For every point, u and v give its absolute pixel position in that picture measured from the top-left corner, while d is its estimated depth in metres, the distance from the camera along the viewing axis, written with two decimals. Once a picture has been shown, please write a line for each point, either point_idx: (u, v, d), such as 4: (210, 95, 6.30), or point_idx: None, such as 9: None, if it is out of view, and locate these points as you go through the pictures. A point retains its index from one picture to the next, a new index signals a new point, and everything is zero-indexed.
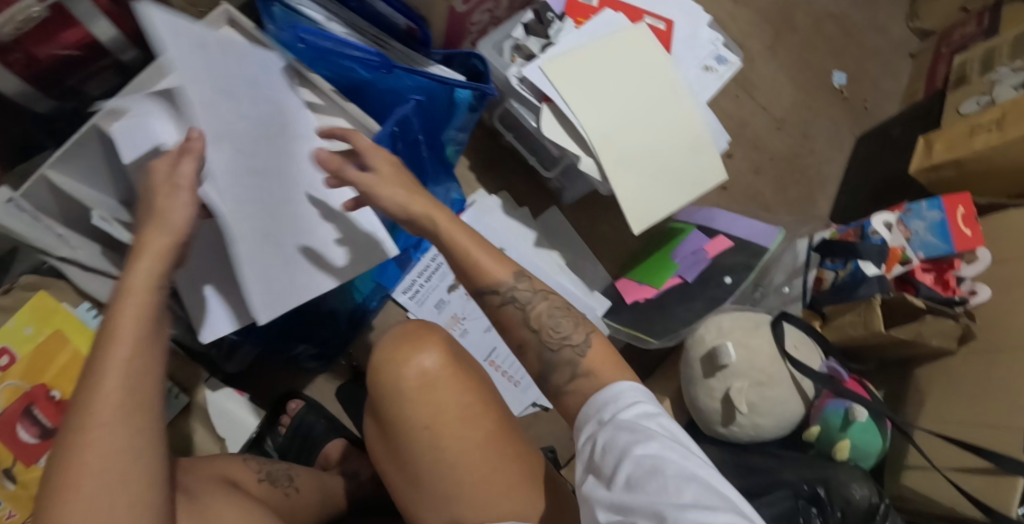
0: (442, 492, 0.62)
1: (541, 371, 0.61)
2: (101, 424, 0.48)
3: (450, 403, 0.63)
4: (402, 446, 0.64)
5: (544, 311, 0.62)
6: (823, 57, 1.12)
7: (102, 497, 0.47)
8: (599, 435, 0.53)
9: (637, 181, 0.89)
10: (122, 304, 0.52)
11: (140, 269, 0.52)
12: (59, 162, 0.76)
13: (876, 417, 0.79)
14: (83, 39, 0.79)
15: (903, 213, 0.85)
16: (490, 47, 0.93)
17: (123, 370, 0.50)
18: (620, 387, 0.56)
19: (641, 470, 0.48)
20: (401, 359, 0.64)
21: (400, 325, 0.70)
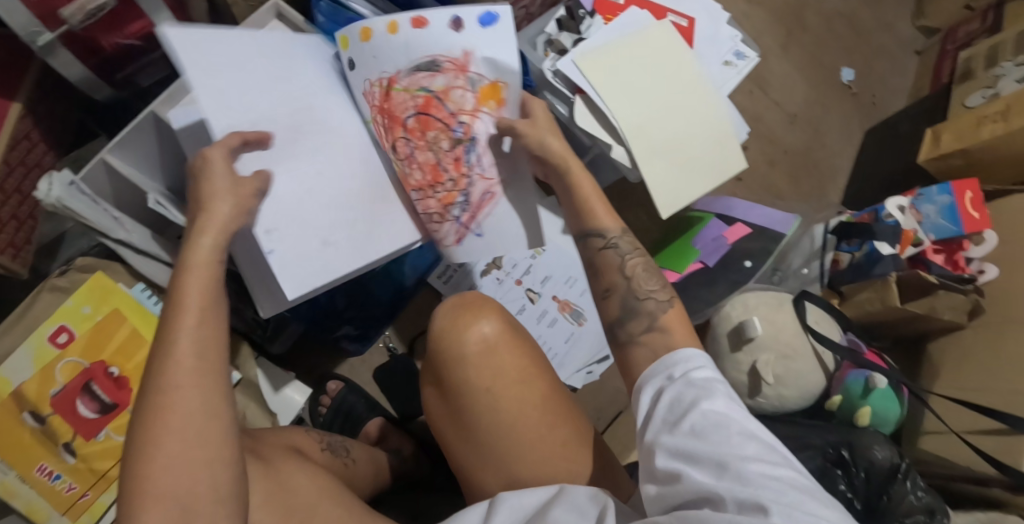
0: (501, 454, 0.64)
1: (620, 315, 0.66)
2: (176, 385, 0.51)
3: (510, 366, 0.64)
4: (460, 409, 0.65)
5: (639, 264, 0.68)
6: (833, 55, 1.19)
7: (179, 453, 0.49)
8: (668, 391, 0.58)
9: (665, 170, 0.95)
10: (184, 279, 0.56)
11: (200, 247, 0.58)
12: (117, 148, 0.80)
13: (893, 384, 0.85)
14: (145, 29, 0.81)
15: (915, 197, 0.91)
16: (525, 42, 0.98)
17: (192, 336, 0.54)
18: (688, 352, 0.60)
19: (708, 423, 0.54)
20: (460, 325, 0.65)
21: (455, 294, 0.70)
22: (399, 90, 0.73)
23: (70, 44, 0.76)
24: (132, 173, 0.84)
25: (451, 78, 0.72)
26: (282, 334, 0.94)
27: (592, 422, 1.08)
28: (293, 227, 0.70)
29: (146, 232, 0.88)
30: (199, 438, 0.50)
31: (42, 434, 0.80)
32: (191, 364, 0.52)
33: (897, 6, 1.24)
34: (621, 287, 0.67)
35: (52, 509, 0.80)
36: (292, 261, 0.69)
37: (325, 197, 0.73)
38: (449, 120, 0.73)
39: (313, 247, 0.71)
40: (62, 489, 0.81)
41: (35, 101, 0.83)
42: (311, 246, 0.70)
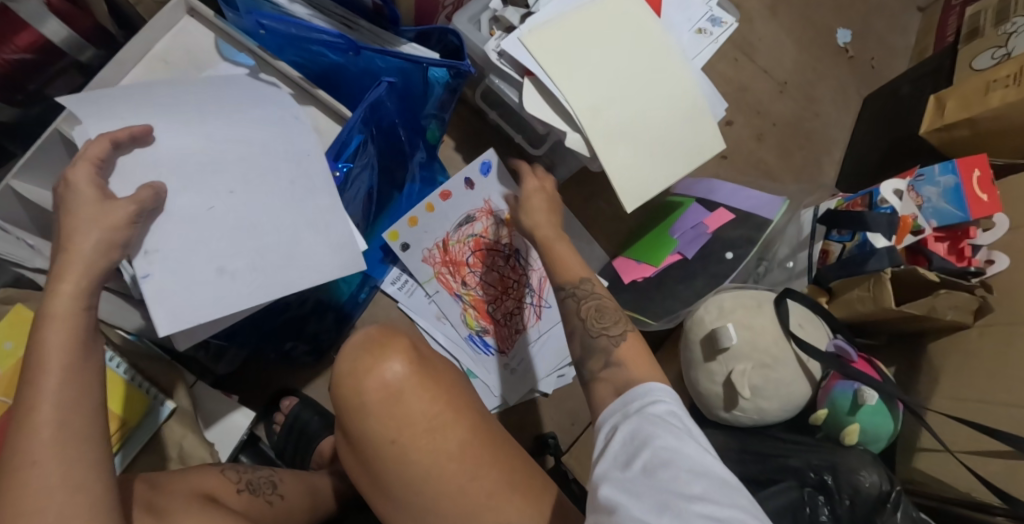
0: (418, 509, 0.58)
1: (582, 355, 0.65)
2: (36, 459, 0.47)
3: (418, 415, 0.58)
4: (370, 461, 0.59)
5: (593, 307, 0.67)
6: (827, 13, 1.05)
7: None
8: (624, 425, 0.55)
9: (629, 155, 0.84)
10: (45, 331, 0.51)
11: (62, 292, 0.52)
12: (22, 171, 0.75)
13: (887, 398, 0.75)
14: (37, 42, 0.75)
15: (914, 178, 0.80)
16: (467, 20, 0.87)
17: (56, 398, 0.49)
18: (651, 386, 0.58)
19: (657, 460, 0.51)
20: (361, 369, 0.59)
21: (363, 329, 0.64)
22: (453, 244, 0.95)
23: None
24: (44, 197, 0.79)
25: (484, 221, 0.95)
26: (225, 356, 0.87)
27: (565, 425, 1.02)
28: (177, 252, 0.61)
29: None
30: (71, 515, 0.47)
31: None
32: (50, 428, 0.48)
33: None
34: (578, 329, 0.67)
35: None
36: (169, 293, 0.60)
37: (236, 222, 0.65)
38: (497, 245, 0.97)
39: (206, 276, 0.62)
40: None
41: None
42: (203, 276, 0.62)
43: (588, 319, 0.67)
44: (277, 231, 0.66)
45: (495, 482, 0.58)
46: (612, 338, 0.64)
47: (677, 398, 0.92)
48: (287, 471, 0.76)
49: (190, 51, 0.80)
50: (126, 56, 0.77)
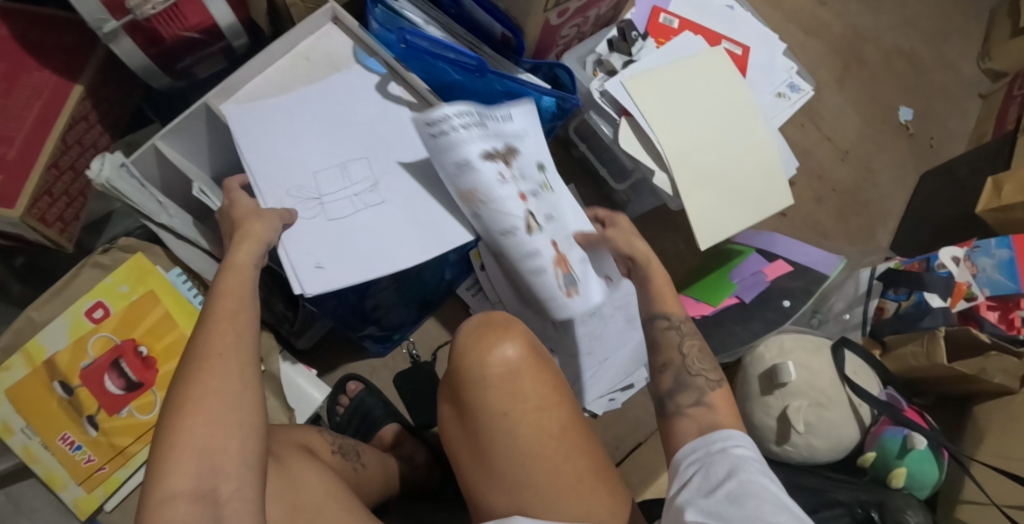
0: (513, 481, 0.64)
1: (672, 386, 0.65)
2: (217, 357, 0.57)
3: (528, 394, 0.65)
4: (476, 428, 0.66)
5: (695, 347, 0.68)
6: (892, 93, 1.15)
7: (212, 420, 0.54)
8: (703, 460, 0.56)
9: (709, 200, 0.92)
10: (224, 279, 0.64)
11: (243, 251, 0.67)
12: (168, 136, 0.84)
13: (932, 446, 0.80)
14: (205, 24, 0.84)
15: (970, 249, 0.87)
16: (574, 60, 0.99)
17: (230, 320, 0.60)
18: (732, 429, 0.59)
19: (742, 489, 0.51)
20: (482, 345, 0.67)
21: (482, 315, 0.73)
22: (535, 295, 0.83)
23: (133, 33, 0.79)
24: (181, 161, 0.87)
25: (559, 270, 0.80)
26: (311, 329, 0.96)
27: (610, 449, 1.06)
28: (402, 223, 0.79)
29: (189, 219, 0.90)
30: (233, 406, 0.55)
31: (67, 405, 0.82)
32: (229, 343, 0.58)
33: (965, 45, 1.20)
34: (676, 362, 0.66)
35: (69, 479, 0.81)
36: (329, 259, 0.75)
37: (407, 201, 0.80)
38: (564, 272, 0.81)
39: (423, 229, 0.79)
40: (82, 460, 0.82)
41: (96, 86, 0.86)
42: (412, 231, 0.79)
43: (689, 357, 0.67)
44: (425, 213, 0.80)
45: (583, 466, 0.64)
46: (709, 379, 0.65)
47: None
48: (367, 447, 0.83)
49: (332, 51, 0.88)
50: (276, 49, 0.85)
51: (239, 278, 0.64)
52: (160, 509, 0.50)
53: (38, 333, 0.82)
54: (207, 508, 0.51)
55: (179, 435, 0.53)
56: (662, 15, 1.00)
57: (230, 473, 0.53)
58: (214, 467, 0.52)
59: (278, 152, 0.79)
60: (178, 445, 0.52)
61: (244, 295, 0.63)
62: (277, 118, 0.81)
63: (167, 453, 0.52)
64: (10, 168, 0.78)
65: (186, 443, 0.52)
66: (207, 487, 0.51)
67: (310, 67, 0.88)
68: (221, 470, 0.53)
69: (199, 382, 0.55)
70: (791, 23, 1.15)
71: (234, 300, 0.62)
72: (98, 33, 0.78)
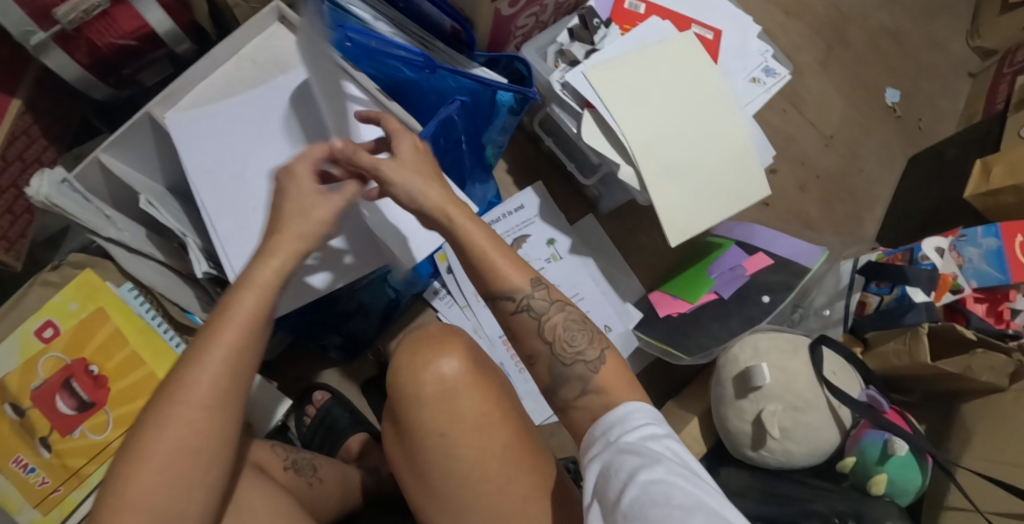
0: (456, 506, 0.60)
1: (548, 381, 0.60)
2: (192, 413, 0.52)
3: (467, 412, 0.61)
4: (415, 448, 0.62)
5: (559, 324, 0.61)
6: (877, 73, 1.09)
7: (170, 484, 0.51)
8: (606, 460, 0.51)
9: (679, 193, 0.88)
10: (241, 296, 0.56)
11: (267, 265, 0.58)
12: (111, 147, 0.82)
13: (916, 451, 0.76)
14: (142, 30, 0.80)
15: (956, 238, 0.82)
16: (535, 51, 0.94)
17: (221, 362, 0.54)
18: (630, 411, 0.54)
19: (642, 494, 0.46)
20: (419, 363, 0.63)
21: (422, 327, 0.68)
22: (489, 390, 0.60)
23: (64, 44, 0.76)
24: (127, 172, 0.85)
25: None
26: (271, 342, 0.93)
27: None
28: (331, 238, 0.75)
29: (138, 231, 0.88)
30: (196, 467, 0.52)
31: (20, 428, 0.80)
32: (208, 390, 0.53)
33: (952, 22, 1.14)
34: (544, 352, 0.61)
35: (24, 501, 0.80)
36: None
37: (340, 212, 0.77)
38: None
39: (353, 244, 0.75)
40: (36, 482, 0.80)
41: (36, 99, 0.84)
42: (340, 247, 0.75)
43: (556, 343, 0.61)
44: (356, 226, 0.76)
45: (532, 484, 0.60)
46: (589, 364, 0.59)
47: (705, 436, 0.92)
48: (326, 459, 0.81)
49: (276, 52, 0.84)
50: (218, 54, 0.82)
51: (246, 316, 0.56)
52: None
53: None
54: None
55: (137, 491, 0.50)
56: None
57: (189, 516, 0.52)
58: None
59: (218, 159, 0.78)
60: (130, 505, 0.50)
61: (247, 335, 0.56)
62: (220, 127, 0.80)
63: (122, 512, 0.50)
64: None
65: (143, 503, 0.50)
66: None
67: (255, 70, 0.84)
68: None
69: (166, 441, 0.51)
70: (769, 4, 1.09)
71: (237, 330, 0.55)
72: (28, 46, 0.75)
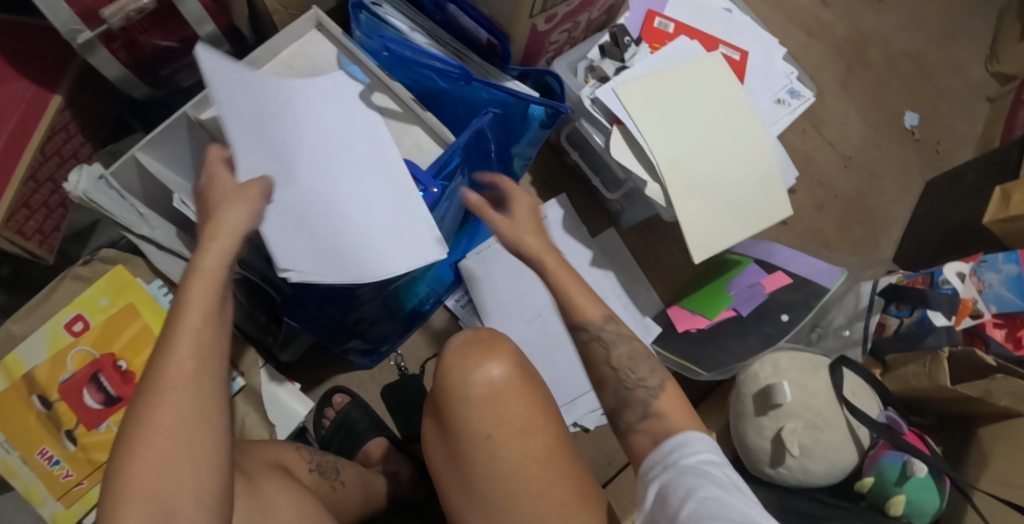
0: (493, 511, 0.60)
1: (615, 405, 0.61)
2: (174, 387, 0.49)
3: (510, 415, 0.62)
4: (455, 449, 0.63)
5: (625, 354, 0.63)
6: (896, 96, 1.11)
7: (167, 462, 0.47)
8: (664, 477, 0.54)
9: (704, 210, 0.89)
10: (193, 279, 0.53)
11: (211, 251, 0.55)
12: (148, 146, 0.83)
13: (934, 473, 0.77)
14: (185, 33, 0.82)
15: (978, 264, 0.83)
16: (565, 67, 0.95)
17: (195, 338, 0.51)
18: (687, 435, 0.56)
19: (703, 513, 0.49)
20: (464, 366, 0.64)
21: (470, 331, 0.69)
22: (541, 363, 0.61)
23: (109, 44, 0.77)
24: (161, 171, 0.86)
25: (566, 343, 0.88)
26: (293, 343, 0.93)
27: (602, 463, 1.03)
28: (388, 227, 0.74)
29: (170, 229, 0.89)
30: (191, 444, 0.48)
31: (46, 420, 0.81)
32: (190, 371, 0.50)
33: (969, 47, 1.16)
34: (611, 380, 0.63)
35: (47, 493, 0.80)
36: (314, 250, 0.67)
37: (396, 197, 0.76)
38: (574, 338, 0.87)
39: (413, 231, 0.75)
40: (60, 475, 0.81)
41: (75, 96, 0.85)
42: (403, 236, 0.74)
43: (622, 370, 0.63)
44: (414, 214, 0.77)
45: (566, 493, 0.60)
46: (650, 390, 0.61)
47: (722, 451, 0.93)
48: (347, 463, 0.82)
49: (314, 59, 0.86)
50: (256, 57, 0.83)
51: (211, 291, 0.53)
52: None
53: (17, 346, 0.81)
54: None
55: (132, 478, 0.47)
56: (657, 19, 0.96)
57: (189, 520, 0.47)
58: (165, 517, 0.46)
59: (253, 118, 0.66)
60: (130, 491, 0.46)
61: (214, 307, 0.53)
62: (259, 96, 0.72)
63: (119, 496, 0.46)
64: None
65: (144, 490, 0.46)
66: None
67: (292, 75, 0.85)
68: (175, 515, 0.46)
69: (152, 417, 0.48)
70: (793, 25, 1.11)
71: (198, 314, 0.52)
72: (75, 45, 0.76)
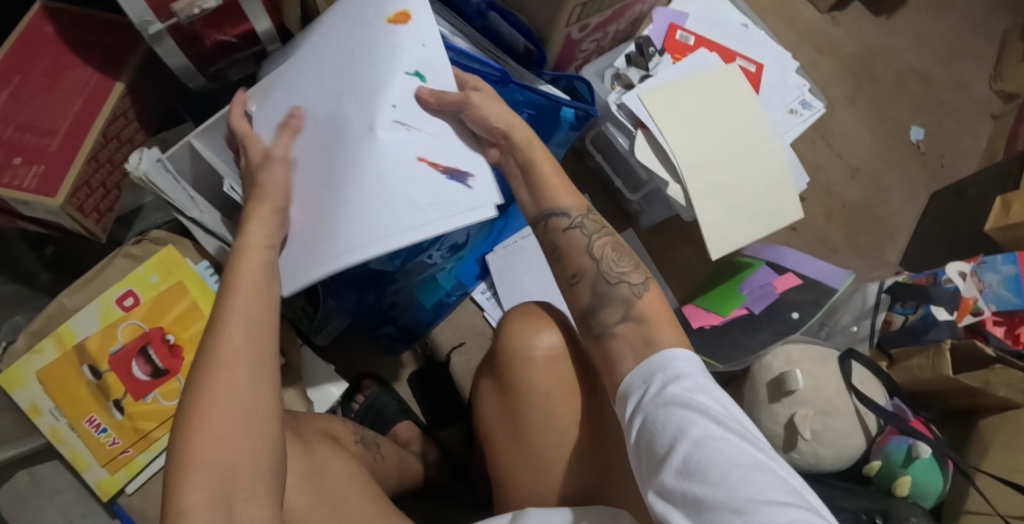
0: (551, 464, 0.65)
1: (593, 302, 0.65)
2: (225, 363, 0.53)
3: (571, 378, 0.67)
4: (512, 407, 0.68)
5: (607, 244, 0.68)
6: (902, 110, 1.22)
7: (222, 429, 0.51)
8: (653, 412, 0.54)
9: (721, 210, 0.95)
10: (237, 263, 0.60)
11: (251, 232, 0.63)
12: (204, 134, 0.87)
13: (937, 456, 0.82)
14: (246, 31, 0.88)
15: (978, 264, 0.89)
16: (593, 73, 1.03)
17: (241, 315, 0.56)
18: (673, 361, 0.56)
19: (702, 455, 0.49)
20: (528, 332, 0.69)
21: (522, 304, 0.75)
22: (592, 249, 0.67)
23: (175, 35, 0.83)
24: (212, 158, 0.90)
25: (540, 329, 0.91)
26: (329, 325, 0.98)
27: None
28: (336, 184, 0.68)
29: (215, 214, 0.93)
30: (245, 416, 0.52)
31: (95, 389, 0.85)
32: (240, 343, 0.54)
33: (966, 73, 1.26)
34: (593, 268, 0.67)
35: (93, 460, 0.84)
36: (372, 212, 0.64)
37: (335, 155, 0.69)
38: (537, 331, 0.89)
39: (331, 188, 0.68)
40: (106, 442, 0.84)
41: (137, 85, 0.90)
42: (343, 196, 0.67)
43: (603, 261, 0.67)
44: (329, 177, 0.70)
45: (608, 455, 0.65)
46: (634, 287, 0.64)
47: None
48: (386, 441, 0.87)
49: None
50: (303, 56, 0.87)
51: (257, 275, 0.60)
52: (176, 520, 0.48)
53: (70, 318, 0.85)
54: (223, 514, 0.48)
55: (192, 451, 0.50)
56: (678, 32, 1.03)
57: (246, 484, 0.50)
58: (225, 478, 0.49)
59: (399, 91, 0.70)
60: (193, 461, 0.49)
61: (258, 289, 0.59)
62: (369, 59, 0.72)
63: (183, 467, 0.49)
64: (52, 161, 0.82)
65: (202, 460, 0.49)
66: (224, 497, 0.49)
67: None
68: (234, 480, 0.50)
69: (206, 389, 0.52)
70: (804, 41, 1.23)
71: (246, 296, 0.58)
72: (144, 34, 0.82)
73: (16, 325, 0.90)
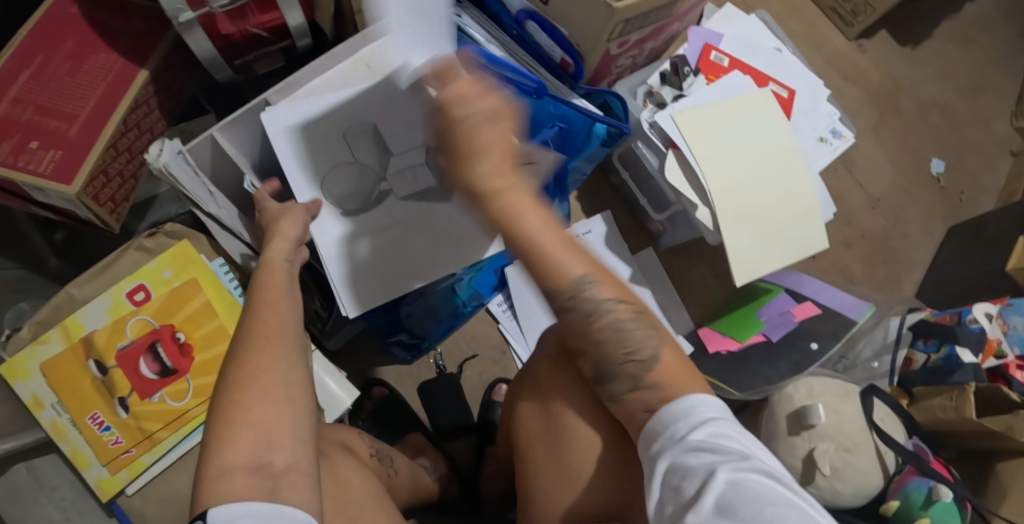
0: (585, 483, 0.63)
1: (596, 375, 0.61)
2: (259, 338, 0.56)
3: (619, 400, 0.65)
4: (552, 422, 0.66)
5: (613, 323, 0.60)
6: (925, 143, 1.22)
7: (274, 388, 0.54)
8: (674, 455, 0.51)
9: (748, 236, 0.94)
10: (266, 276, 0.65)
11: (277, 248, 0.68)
12: (226, 127, 0.83)
13: (957, 499, 0.81)
14: (273, 25, 0.86)
15: (1003, 306, 0.90)
16: (625, 90, 1.01)
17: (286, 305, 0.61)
18: (690, 403, 0.55)
19: (733, 496, 0.46)
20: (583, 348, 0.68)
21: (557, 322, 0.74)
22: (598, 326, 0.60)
23: (205, 25, 0.80)
24: (235, 153, 0.86)
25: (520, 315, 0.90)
26: (342, 331, 0.96)
27: None
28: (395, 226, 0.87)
29: (233, 211, 0.91)
30: (286, 383, 0.54)
31: (100, 385, 0.82)
32: (273, 327, 0.58)
33: (985, 109, 1.26)
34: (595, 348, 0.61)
35: (95, 459, 0.81)
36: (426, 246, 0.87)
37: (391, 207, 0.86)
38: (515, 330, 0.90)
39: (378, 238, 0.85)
40: (109, 441, 0.81)
41: (162, 73, 0.88)
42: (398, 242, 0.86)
43: (609, 341, 0.60)
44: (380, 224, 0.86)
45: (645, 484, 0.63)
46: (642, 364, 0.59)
47: None
48: (399, 456, 0.84)
49: None
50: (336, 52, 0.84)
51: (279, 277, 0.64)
52: (217, 480, 0.48)
53: (79, 309, 0.82)
54: (264, 480, 0.49)
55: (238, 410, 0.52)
56: (712, 53, 1.02)
57: (283, 445, 0.51)
58: (269, 434, 0.51)
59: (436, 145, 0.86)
60: (236, 420, 0.51)
61: (285, 289, 0.63)
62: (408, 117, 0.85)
63: (224, 427, 0.51)
64: (72, 146, 0.79)
65: (243, 418, 0.51)
66: (261, 460, 0.50)
67: (368, 72, 0.85)
68: (276, 443, 0.51)
69: (250, 362, 0.54)
70: (831, 69, 1.22)
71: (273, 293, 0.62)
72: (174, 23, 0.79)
73: (21, 313, 0.86)
